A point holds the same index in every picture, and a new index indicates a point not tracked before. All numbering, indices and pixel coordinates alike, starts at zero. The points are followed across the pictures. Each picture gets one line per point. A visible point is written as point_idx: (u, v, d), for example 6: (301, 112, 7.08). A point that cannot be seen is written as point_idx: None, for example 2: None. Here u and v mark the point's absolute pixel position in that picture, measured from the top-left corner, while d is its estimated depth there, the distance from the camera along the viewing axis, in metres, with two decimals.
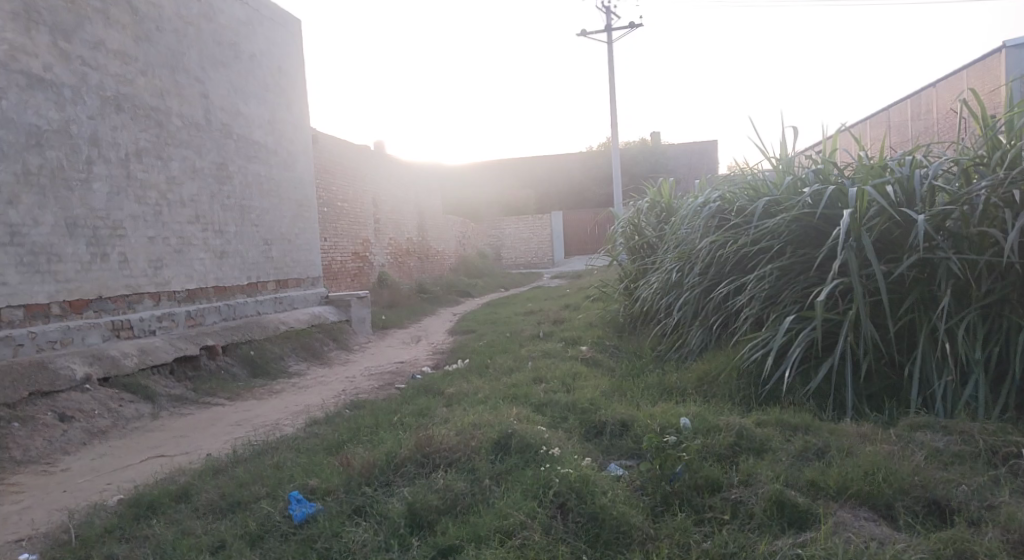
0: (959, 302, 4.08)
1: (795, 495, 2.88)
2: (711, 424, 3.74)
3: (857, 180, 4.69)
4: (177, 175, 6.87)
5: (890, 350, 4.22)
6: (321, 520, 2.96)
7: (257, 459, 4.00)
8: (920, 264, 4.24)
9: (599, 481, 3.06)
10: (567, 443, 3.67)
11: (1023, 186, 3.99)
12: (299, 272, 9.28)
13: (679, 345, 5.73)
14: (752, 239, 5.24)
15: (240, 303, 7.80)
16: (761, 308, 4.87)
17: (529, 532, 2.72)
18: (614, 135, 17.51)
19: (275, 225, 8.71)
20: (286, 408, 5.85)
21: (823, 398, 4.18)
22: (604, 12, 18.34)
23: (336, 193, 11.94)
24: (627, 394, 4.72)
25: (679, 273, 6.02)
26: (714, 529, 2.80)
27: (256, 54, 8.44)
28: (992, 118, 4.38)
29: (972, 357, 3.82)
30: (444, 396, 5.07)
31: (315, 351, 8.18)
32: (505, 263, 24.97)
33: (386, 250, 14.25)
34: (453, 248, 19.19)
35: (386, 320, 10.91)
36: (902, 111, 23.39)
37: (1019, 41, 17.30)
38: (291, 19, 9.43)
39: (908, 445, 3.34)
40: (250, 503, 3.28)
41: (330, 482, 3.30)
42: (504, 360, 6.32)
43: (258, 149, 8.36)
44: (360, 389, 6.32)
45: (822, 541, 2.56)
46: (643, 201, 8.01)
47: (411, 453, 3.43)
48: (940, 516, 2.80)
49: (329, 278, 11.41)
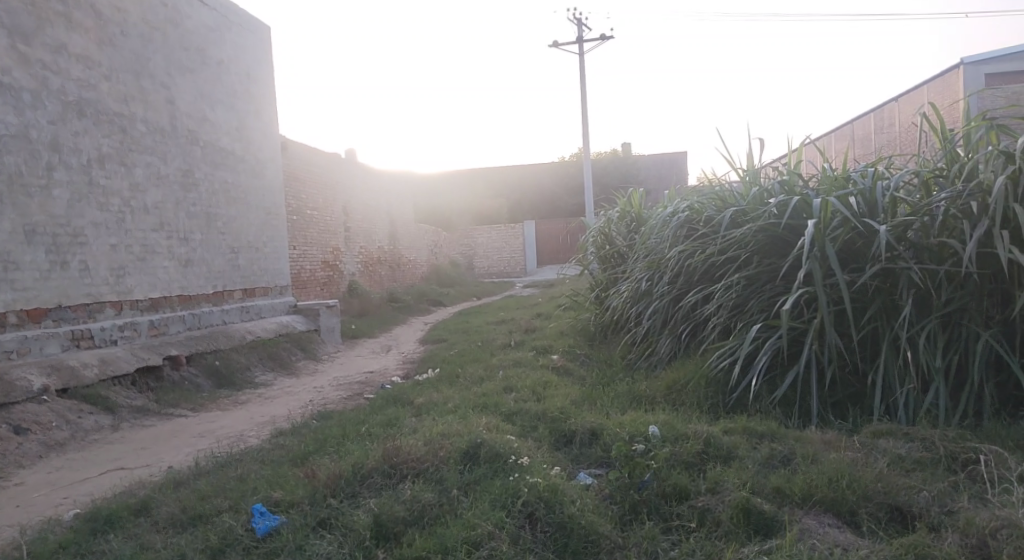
0: (920, 311, 4.16)
1: (761, 502, 2.90)
2: (679, 432, 3.76)
3: (821, 190, 4.80)
4: (142, 181, 6.74)
5: (853, 358, 4.30)
6: (285, 533, 2.90)
7: (221, 471, 3.91)
8: (882, 274, 4.33)
9: (568, 490, 3.05)
10: (536, 452, 3.65)
11: (980, 197, 4.10)
12: (267, 281, 9.15)
13: (649, 353, 5.76)
14: (720, 248, 5.31)
15: (205, 312, 7.64)
16: (728, 317, 4.93)
17: (497, 542, 2.70)
18: (585, 145, 17.70)
19: (242, 233, 8.58)
20: (250, 419, 5.74)
21: (789, 405, 4.23)
22: (575, 24, 18.65)
23: (305, 202, 11.82)
24: (597, 403, 4.73)
25: (649, 282, 6.06)
26: (681, 537, 2.81)
27: (224, 59, 8.35)
28: (950, 130, 4.50)
29: (933, 365, 3.90)
30: (414, 405, 5.04)
31: (283, 361, 8.05)
32: (476, 273, 25.03)
33: (357, 259, 14.16)
34: (425, 257, 19.17)
35: (356, 330, 10.79)
36: (865, 124, 24.01)
37: (976, 59, 17.88)
38: (260, 25, 9.35)
39: (872, 452, 3.39)
40: (211, 516, 3.20)
41: (295, 494, 3.25)
42: (473, 369, 6.29)
43: (225, 156, 8.24)
44: (327, 399, 6.23)
45: (787, 548, 2.57)
46: (613, 211, 8.06)
47: (378, 464, 3.39)
48: (902, 521, 2.84)
49: (298, 287, 11.27)
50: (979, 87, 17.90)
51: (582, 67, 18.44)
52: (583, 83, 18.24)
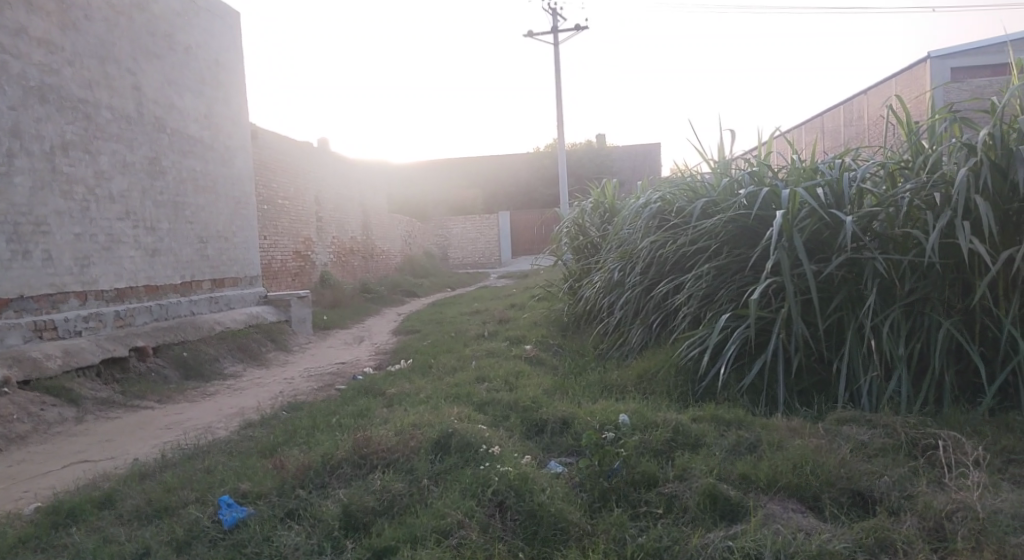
0: (884, 301, 4.24)
1: (727, 489, 2.95)
2: (648, 420, 3.80)
3: (790, 182, 4.86)
4: (107, 169, 6.59)
5: (819, 347, 4.37)
6: (252, 524, 2.88)
7: (188, 464, 3.86)
8: (848, 264, 4.41)
9: (538, 478, 3.07)
10: (507, 441, 3.66)
11: (943, 189, 4.18)
12: (236, 271, 9.01)
13: (620, 343, 5.81)
14: (691, 239, 5.35)
15: (173, 303, 7.51)
16: (698, 307, 4.99)
17: (466, 531, 2.71)
18: (560, 136, 17.73)
19: (210, 223, 8.44)
20: (219, 410, 5.67)
21: (756, 393, 4.30)
22: (550, 14, 18.65)
23: (276, 191, 11.67)
24: (568, 392, 4.75)
25: (621, 273, 6.10)
26: (649, 524, 2.85)
27: (192, 45, 8.17)
28: (915, 123, 4.57)
29: (896, 353, 3.99)
30: (385, 396, 5.01)
31: (252, 352, 7.96)
32: (451, 264, 24.97)
33: (330, 249, 14.03)
34: (399, 247, 19.07)
35: (328, 321, 10.69)
36: (835, 117, 24.38)
37: (942, 52, 18.25)
38: (229, 11, 9.17)
39: (835, 438, 3.46)
40: (178, 508, 3.16)
41: (263, 485, 3.23)
42: (446, 359, 6.28)
43: (193, 143, 8.09)
44: (298, 390, 6.18)
45: (751, 533, 2.62)
46: (587, 201, 8.09)
47: (348, 454, 3.38)
48: (863, 506, 2.91)
49: (268, 278, 11.14)
50: (945, 81, 18.27)
51: (556, 57, 18.43)
52: (557, 74, 18.24)
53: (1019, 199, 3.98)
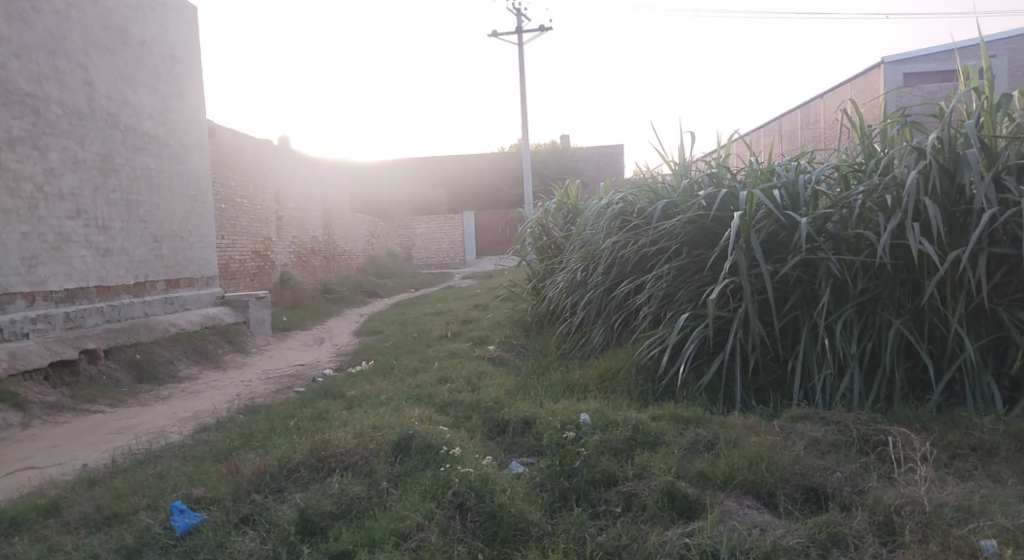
0: (838, 301, 4.35)
1: (685, 486, 2.98)
2: (609, 419, 3.83)
3: (747, 183, 4.95)
4: (56, 166, 6.38)
5: (775, 346, 4.46)
6: (205, 530, 2.82)
7: (140, 469, 3.76)
8: (803, 265, 4.50)
9: (498, 479, 3.06)
10: (468, 442, 3.65)
11: (894, 191, 4.30)
12: (192, 271, 8.81)
13: (583, 343, 5.85)
14: (651, 239, 5.41)
15: (126, 304, 7.30)
16: (659, 307, 5.05)
17: (425, 533, 2.69)
18: (525, 136, 17.77)
19: (166, 221, 8.23)
20: (174, 414, 5.54)
21: (714, 392, 4.37)
22: (514, 14, 18.69)
23: (235, 190, 11.44)
24: (531, 392, 4.76)
25: (584, 273, 6.13)
26: (608, 522, 2.87)
27: (147, 40, 7.95)
28: (868, 127, 4.70)
29: (848, 352, 4.09)
30: (345, 398, 4.95)
31: (209, 354, 7.78)
32: (415, 264, 24.82)
33: (290, 249, 13.82)
34: (362, 247, 18.89)
35: (288, 322, 10.53)
36: (793, 120, 24.93)
37: (895, 58, 18.79)
38: (186, 5, 8.95)
39: (790, 435, 3.53)
40: (128, 515, 3.08)
41: (217, 490, 3.16)
42: (408, 360, 6.24)
43: (148, 140, 7.88)
44: (256, 393, 6.06)
45: (708, 530, 2.65)
46: (551, 202, 8.12)
47: (306, 458, 3.33)
48: (817, 502, 2.97)
49: (226, 278, 10.91)
50: (898, 86, 18.81)
51: (521, 58, 18.43)
52: (522, 74, 18.25)
53: (966, 202, 4.11)
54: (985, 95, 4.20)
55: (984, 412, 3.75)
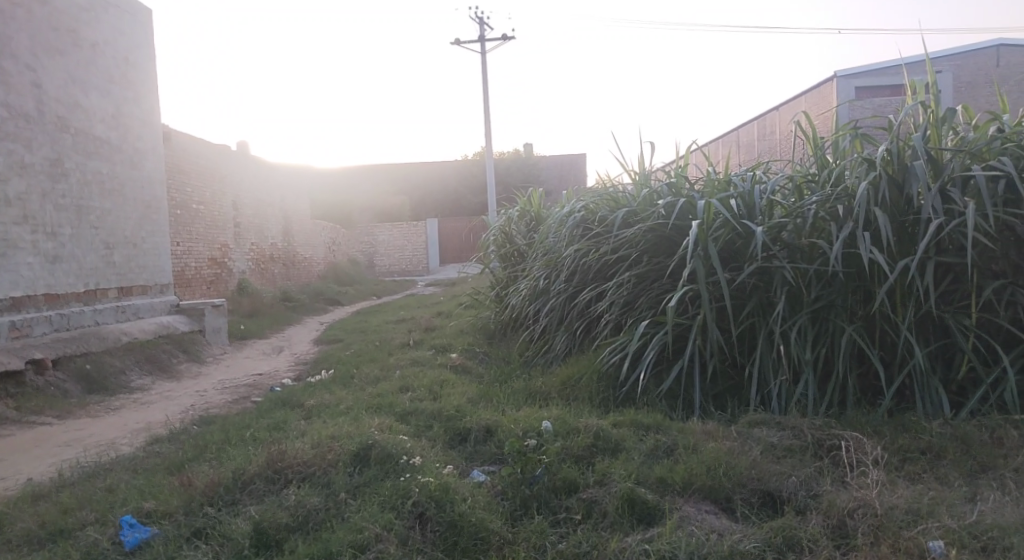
0: (792, 308, 4.45)
1: (644, 492, 3.00)
2: (570, 426, 3.84)
3: (705, 193, 5.03)
4: (2, 170, 6.16)
5: (733, 353, 4.55)
6: (156, 545, 2.73)
7: (88, 482, 3.64)
8: (759, 273, 4.60)
9: (459, 488, 3.04)
10: (429, 451, 3.62)
11: (846, 202, 4.43)
12: (145, 279, 8.57)
13: (546, 350, 5.87)
14: (612, 247, 5.46)
15: (75, 312, 7.07)
16: (620, 314, 5.09)
17: (384, 544, 2.65)
18: (488, 144, 17.81)
19: (118, 228, 8.01)
20: (125, 426, 5.37)
21: (674, 398, 4.43)
22: (477, 23, 18.79)
23: (191, 196, 11.19)
24: (493, 400, 4.75)
25: (547, 280, 6.16)
26: (569, 530, 2.87)
27: (98, 42, 7.75)
28: (821, 139, 4.83)
29: (803, 358, 4.18)
30: (303, 408, 4.87)
31: (162, 364, 7.58)
32: (378, 271, 24.60)
33: (248, 256, 13.57)
34: (323, 255, 18.64)
35: (245, 331, 10.31)
36: (750, 131, 25.48)
37: (848, 72, 19.38)
38: (140, 8, 8.76)
39: (747, 440, 3.59)
40: (74, 531, 2.97)
41: (169, 504, 3.07)
42: (369, 369, 6.17)
43: (99, 145, 7.67)
44: (211, 403, 5.92)
45: (667, 536, 2.68)
46: (513, 209, 8.13)
47: (261, 469, 3.27)
48: (773, 506, 3.02)
49: (181, 286, 10.65)
50: (850, 99, 19.38)
51: (484, 66, 18.50)
52: (486, 82, 18.32)
53: (914, 212, 4.25)
54: (930, 109, 4.36)
55: (933, 416, 3.88)
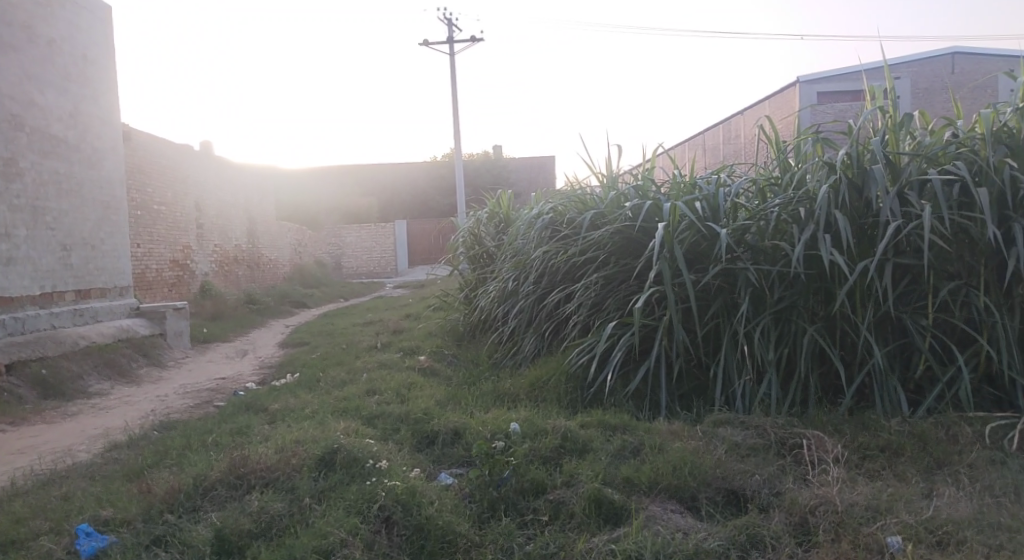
0: (756, 309, 4.52)
1: (611, 493, 3.01)
2: (538, 428, 3.85)
3: (671, 196, 5.09)
4: None
5: (698, 353, 4.61)
6: (112, 554, 2.66)
7: (42, 491, 3.52)
8: (724, 274, 4.67)
9: (426, 491, 3.02)
10: (396, 455, 3.59)
11: (807, 205, 4.51)
12: (104, 281, 8.35)
13: (514, 351, 5.87)
14: (580, 249, 5.48)
15: (30, 316, 6.86)
16: (588, 315, 5.12)
17: (350, 549, 2.62)
18: (457, 145, 17.78)
19: (75, 229, 7.79)
20: (81, 432, 5.22)
21: (641, 398, 4.46)
22: (446, 24, 18.77)
23: (152, 196, 10.95)
24: (461, 403, 4.73)
25: (515, 282, 6.16)
26: (536, 531, 2.88)
27: (55, 38, 7.54)
28: (783, 142, 4.92)
29: (766, 358, 4.26)
30: (267, 412, 4.79)
31: (122, 368, 7.38)
32: (345, 273, 24.36)
33: (211, 258, 13.32)
34: (289, 257, 18.40)
35: (208, 334, 10.11)
36: (716, 135, 25.88)
37: (809, 77, 19.81)
38: (100, 4, 8.55)
39: (712, 440, 3.64)
40: (26, 542, 2.87)
41: (127, 512, 2.99)
42: (336, 372, 6.10)
43: (56, 144, 7.46)
44: (172, 408, 5.78)
45: (633, 535, 2.69)
46: (483, 211, 8.12)
47: (224, 475, 3.20)
48: (737, 504, 3.06)
49: (142, 288, 10.40)
50: (811, 103, 19.82)
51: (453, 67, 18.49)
52: (455, 84, 18.31)
53: (873, 214, 4.34)
54: (888, 114, 4.47)
55: (891, 414, 3.97)
